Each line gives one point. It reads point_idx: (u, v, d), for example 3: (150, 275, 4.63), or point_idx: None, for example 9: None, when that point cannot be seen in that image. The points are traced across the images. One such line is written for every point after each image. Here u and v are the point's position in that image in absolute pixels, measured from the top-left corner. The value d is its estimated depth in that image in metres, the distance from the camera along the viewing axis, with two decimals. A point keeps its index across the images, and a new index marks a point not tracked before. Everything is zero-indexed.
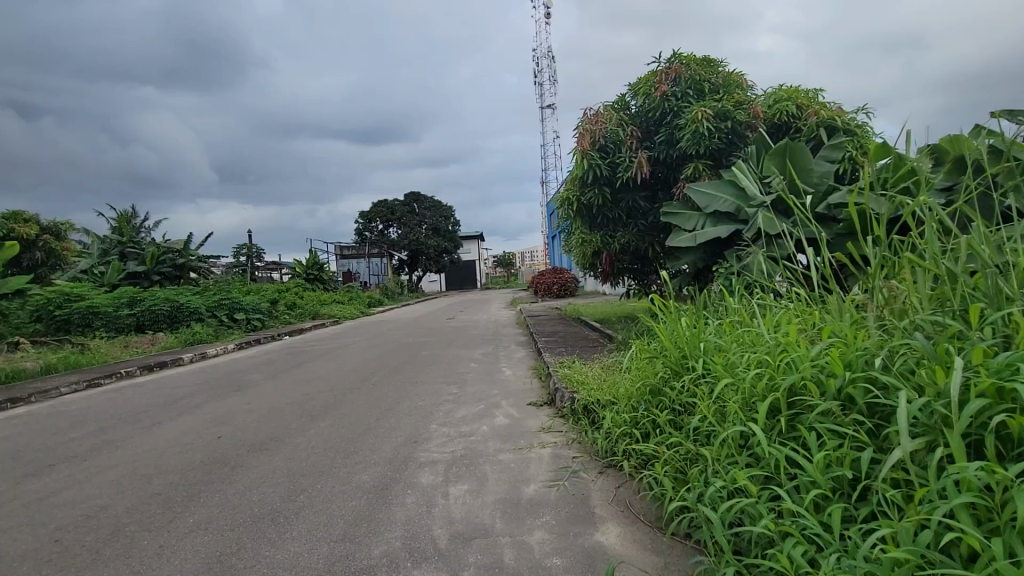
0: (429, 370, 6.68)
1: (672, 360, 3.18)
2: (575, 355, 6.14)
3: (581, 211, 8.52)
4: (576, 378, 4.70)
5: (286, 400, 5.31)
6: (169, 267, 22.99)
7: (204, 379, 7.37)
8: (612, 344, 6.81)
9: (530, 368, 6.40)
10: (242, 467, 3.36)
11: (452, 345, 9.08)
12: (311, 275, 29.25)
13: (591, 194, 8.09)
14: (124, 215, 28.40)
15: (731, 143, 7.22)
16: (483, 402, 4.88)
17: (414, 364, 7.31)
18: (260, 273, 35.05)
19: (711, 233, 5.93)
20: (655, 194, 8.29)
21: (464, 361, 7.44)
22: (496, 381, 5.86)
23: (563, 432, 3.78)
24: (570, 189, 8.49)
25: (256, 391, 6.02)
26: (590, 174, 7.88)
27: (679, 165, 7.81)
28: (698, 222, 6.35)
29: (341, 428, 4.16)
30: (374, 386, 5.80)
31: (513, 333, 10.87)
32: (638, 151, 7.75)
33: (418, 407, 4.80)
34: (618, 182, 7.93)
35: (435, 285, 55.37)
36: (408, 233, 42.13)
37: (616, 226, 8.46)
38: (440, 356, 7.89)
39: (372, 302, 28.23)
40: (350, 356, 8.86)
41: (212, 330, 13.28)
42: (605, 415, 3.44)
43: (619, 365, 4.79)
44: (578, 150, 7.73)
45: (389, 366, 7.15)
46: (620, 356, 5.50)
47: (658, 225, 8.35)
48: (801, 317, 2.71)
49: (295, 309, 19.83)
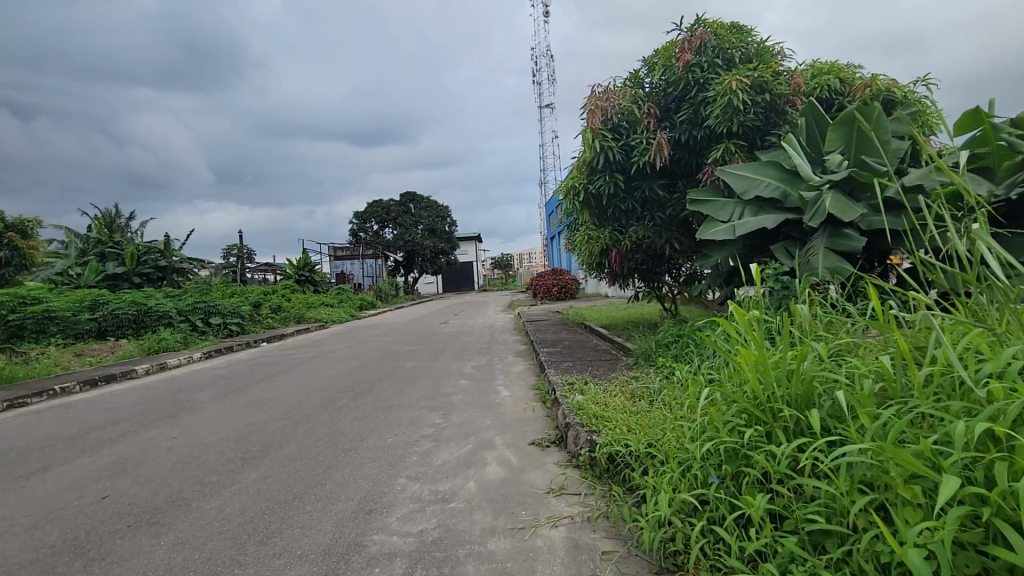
0: (410, 390, 5.55)
1: (756, 405, 2.08)
2: (586, 374, 5.01)
3: (589, 202, 7.42)
4: (593, 410, 3.58)
5: (222, 433, 4.18)
6: (150, 269, 21.82)
7: (144, 399, 6.21)
8: (629, 360, 5.70)
9: (532, 389, 5.28)
10: (104, 563, 2.25)
11: (441, 356, 7.96)
12: (302, 277, 28.16)
13: (601, 182, 6.98)
14: (108, 216, 27.36)
15: (768, 120, 6.10)
16: (472, 439, 3.75)
17: (394, 380, 6.18)
18: (250, 275, 33.89)
19: (753, 224, 4.82)
20: (675, 183, 7.18)
21: (454, 377, 6.32)
22: (490, 406, 4.73)
23: (581, 495, 2.66)
24: (576, 177, 7.38)
25: (194, 417, 4.89)
26: (600, 158, 6.76)
27: (705, 148, 6.70)
28: (733, 211, 5.23)
29: (275, 485, 3.03)
30: (338, 413, 4.67)
31: (512, 340, 9.74)
32: (657, 131, 6.65)
33: (386, 447, 3.68)
34: (633, 168, 6.82)
35: (432, 287, 54.29)
36: (404, 234, 41.00)
37: (629, 219, 7.35)
38: (427, 371, 6.78)
39: (365, 304, 27.09)
40: (325, 367, 7.72)
41: (182, 337, 12.12)
42: (647, 479, 2.33)
43: (648, 395, 3.70)
44: (587, 131, 6.62)
45: (364, 383, 6.03)
46: (645, 378, 4.39)
47: (677, 219, 7.25)
48: (992, 340, 1.67)
49: (281, 313, 18.69)
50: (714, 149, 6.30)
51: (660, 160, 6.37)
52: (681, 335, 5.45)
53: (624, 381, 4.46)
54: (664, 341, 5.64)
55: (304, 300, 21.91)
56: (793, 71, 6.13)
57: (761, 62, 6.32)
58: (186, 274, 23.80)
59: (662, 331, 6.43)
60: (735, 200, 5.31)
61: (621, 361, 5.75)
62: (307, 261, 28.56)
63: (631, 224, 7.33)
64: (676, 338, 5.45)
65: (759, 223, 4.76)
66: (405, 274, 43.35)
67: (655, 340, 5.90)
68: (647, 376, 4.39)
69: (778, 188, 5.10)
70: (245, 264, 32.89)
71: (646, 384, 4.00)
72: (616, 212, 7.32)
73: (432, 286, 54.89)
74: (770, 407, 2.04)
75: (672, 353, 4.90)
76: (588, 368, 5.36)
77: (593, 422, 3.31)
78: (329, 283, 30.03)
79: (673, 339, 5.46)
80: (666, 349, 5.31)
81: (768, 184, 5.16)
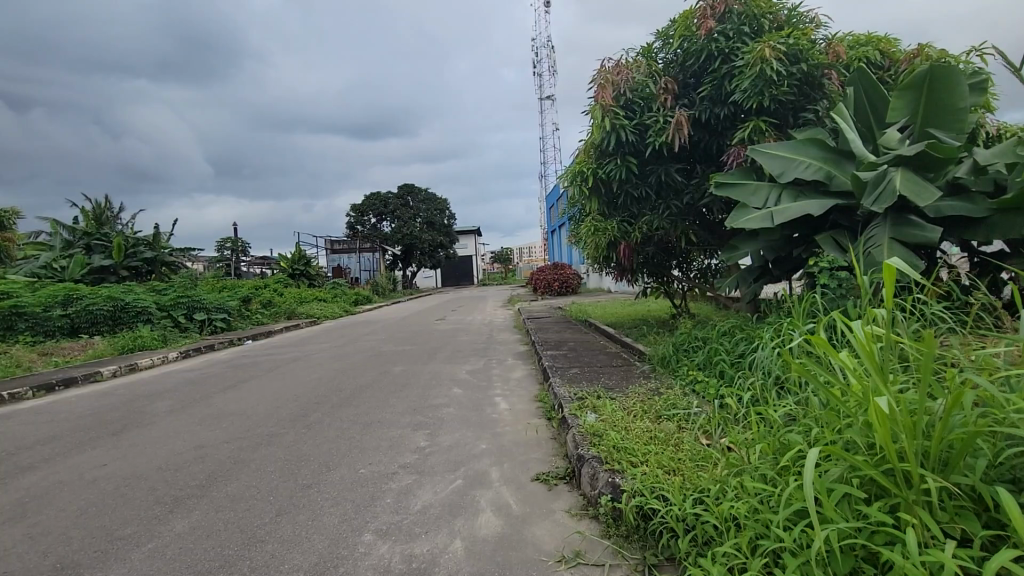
0: (394, 401, 4.84)
1: (884, 476, 1.41)
2: (597, 386, 4.31)
3: (599, 188, 6.69)
4: (611, 437, 2.88)
5: (164, 459, 3.50)
6: (138, 262, 21.08)
7: (96, 408, 5.51)
8: (643, 368, 5.00)
9: (534, 401, 4.58)
10: None
11: (433, 359, 7.25)
12: (296, 271, 27.46)
13: (612, 166, 6.26)
14: (96, 208, 26.62)
15: (802, 95, 5.37)
16: (462, 472, 3.05)
17: (378, 388, 5.47)
18: (244, 268, 33.16)
19: (794, 210, 4.11)
20: (693, 166, 6.46)
21: (446, 384, 5.62)
22: (485, 424, 4.02)
23: (605, 567, 1.98)
24: (584, 161, 6.65)
25: (140, 436, 4.18)
26: (611, 139, 6.04)
27: (728, 128, 5.98)
28: (767, 195, 4.52)
29: (201, 544, 2.33)
30: (305, 433, 3.97)
31: (511, 339, 9.05)
32: (675, 109, 5.92)
33: (355, 482, 2.98)
34: (648, 150, 6.10)
35: (430, 281, 53.59)
36: (402, 227, 40.22)
37: (642, 207, 6.65)
38: (418, 376, 6.07)
39: (361, 299, 26.34)
40: (305, 370, 7.01)
41: (161, 334, 11.41)
42: (706, 565, 1.67)
43: (679, 423, 3.03)
44: (597, 107, 5.88)
45: (344, 392, 5.33)
46: (669, 394, 3.70)
47: (695, 208, 6.56)
48: None
49: (271, 308, 17.96)
50: (740, 128, 5.57)
51: (680, 139, 5.65)
52: (706, 341, 4.76)
53: (646, 397, 3.76)
54: (685, 347, 4.95)
55: (296, 295, 21.19)
56: (831, 39, 5.37)
57: (794, 29, 5.56)
58: (175, 267, 23.07)
59: (678, 334, 5.74)
60: (769, 183, 4.60)
61: (634, 367, 5.06)
62: (301, 255, 27.84)
63: (644, 212, 6.63)
64: (699, 344, 4.76)
65: (803, 209, 4.04)
66: (403, 268, 42.57)
67: (673, 346, 5.22)
68: (672, 392, 3.70)
69: (820, 169, 4.39)
70: (239, 257, 32.17)
71: (682, 407, 3.33)
72: (628, 199, 6.59)
73: (431, 280, 54.19)
74: (907, 479, 1.38)
75: (698, 363, 4.20)
76: (597, 378, 4.66)
77: (614, 457, 2.60)
78: (324, 277, 29.31)
79: (696, 345, 4.77)
80: (688, 358, 4.62)
81: (809, 164, 4.45)
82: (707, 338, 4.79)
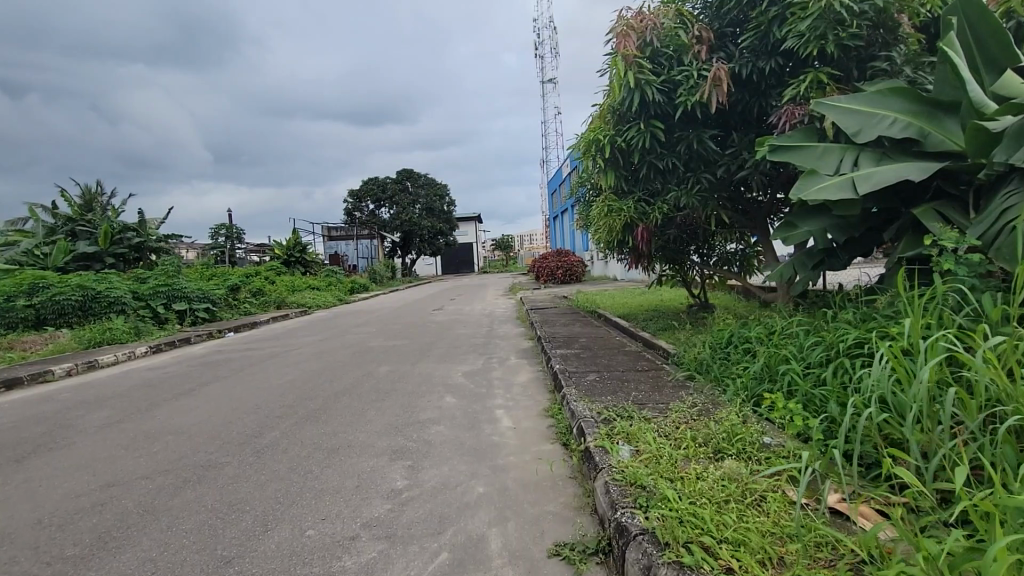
0: (372, 416, 3.94)
1: None
2: (625, 400, 3.43)
3: (617, 159, 5.74)
4: (669, 495, 1.97)
5: (51, 507, 2.62)
6: (125, 249, 20.24)
7: (21, 419, 4.62)
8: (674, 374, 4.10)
9: (544, 418, 3.68)
10: None
11: (426, 357, 6.36)
12: (291, 258, 26.66)
13: (634, 133, 5.32)
14: (85, 193, 25.81)
15: (870, 41, 4.41)
16: (448, 539, 2.15)
17: (357, 396, 4.57)
18: (238, 255, 32.22)
19: (886, 175, 3.17)
20: (729, 132, 5.55)
21: (437, 391, 4.72)
22: (483, 452, 3.12)
23: None
24: (600, 128, 5.70)
25: (43, 464, 3.29)
26: (634, 99, 5.08)
27: (774, 85, 5.07)
28: (840, 159, 3.60)
29: None
30: (251, 465, 3.08)
31: (515, 333, 8.16)
32: (711, 63, 4.98)
33: (293, 555, 2.09)
34: (677, 113, 5.15)
35: (430, 269, 52.70)
36: (401, 213, 39.24)
37: (667, 181, 5.75)
38: (406, 380, 5.18)
39: (356, 287, 25.43)
40: (279, 369, 6.12)
41: (135, 326, 10.55)
42: None
43: (764, 476, 2.17)
44: (619, 60, 4.92)
45: (314, 401, 4.44)
46: (728, 416, 2.83)
47: (729, 182, 5.68)
48: None
49: (260, 297, 17.12)
50: (793, 82, 4.65)
51: (720, 98, 4.75)
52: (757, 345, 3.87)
53: (693, 420, 2.88)
54: (728, 353, 4.06)
55: (289, 283, 20.29)
56: None
57: None
58: (164, 253, 22.18)
59: (712, 333, 4.85)
60: (841, 145, 3.67)
61: (663, 373, 4.16)
62: (296, 242, 26.91)
63: (670, 187, 5.73)
64: (748, 348, 3.87)
65: (897, 176, 3.13)
66: (402, 255, 41.63)
67: (710, 348, 4.35)
68: (729, 416, 2.83)
69: (910, 125, 3.46)
70: (234, 244, 31.29)
71: (743, 438, 2.53)
72: (651, 172, 5.68)
73: (431, 267, 53.22)
74: None
75: (755, 376, 3.33)
76: (622, 388, 3.76)
77: (680, 539, 1.71)
78: (320, 265, 28.39)
79: (745, 351, 3.88)
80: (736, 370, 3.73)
81: (895, 119, 3.51)
82: (758, 341, 3.91)
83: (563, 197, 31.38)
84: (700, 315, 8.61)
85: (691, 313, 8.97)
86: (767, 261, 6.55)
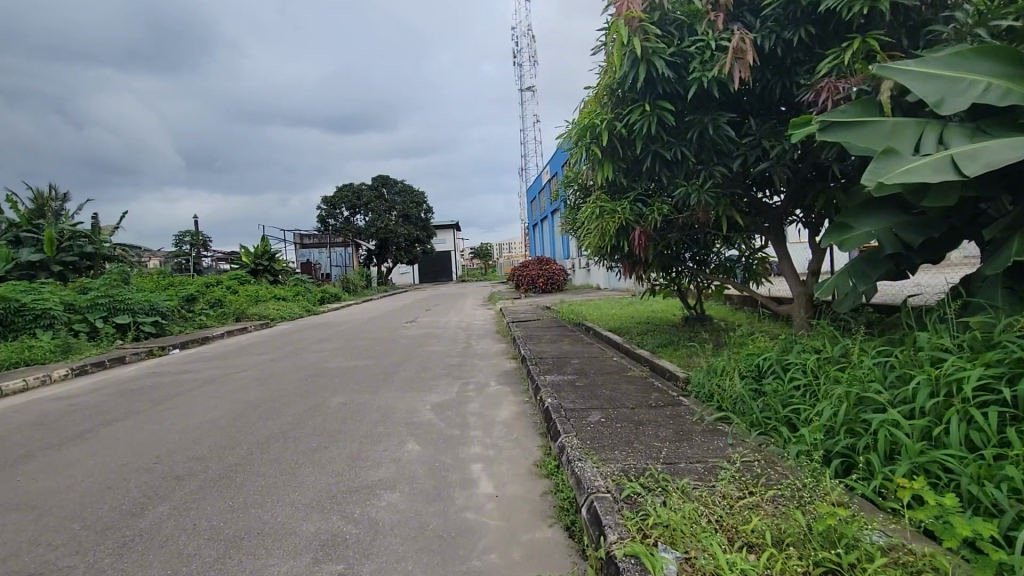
0: (304, 477, 2.94)
1: None
2: (647, 459, 2.52)
3: (616, 150, 4.88)
4: None
5: None
6: (74, 257, 18.68)
7: None
8: (700, 416, 3.18)
9: (538, 482, 2.73)
10: None
11: (390, 384, 5.35)
12: (258, 267, 25.26)
13: (636, 115, 4.47)
14: (36, 197, 24.13)
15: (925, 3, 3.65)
16: None
17: (292, 442, 3.55)
18: (203, 263, 30.56)
19: (998, 154, 2.37)
20: (745, 117, 4.74)
21: (398, 432, 3.74)
22: (451, 545, 2.16)
23: None
24: (594, 112, 4.84)
25: None
26: (639, 74, 4.24)
27: (801, 61, 4.31)
28: (919, 137, 2.80)
29: None
30: (106, 574, 2.07)
31: (495, 350, 7.22)
32: (729, 31, 4.17)
33: None
34: (689, 91, 4.32)
35: (407, 278, 51.46)
36: (377, 220, 38.00)
37: (672, 177, 4.91)
38: (361, 416, 4.16)
39: (327, 297, 24.12)
40: (209, 400, 5.04)
41: (63, 343, 9.26)
42: None
43: None
44: (622, 24, 4.05)
45: (235, 452, 3.41)
46: (815, 502, 1.95)
47: (745, 176, 4.89)
48: None
49: (219, 309, 15.80)
50: (830, 54, 3.88)
51: (743, 75, 3.96)
52: (811, 384, 3.00)
53: (766, 508, 1.97)
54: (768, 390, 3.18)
55: (252, 293, 18.94)
56: None
57: None
58: (118, 262, 20.66)
59: (737, 356, 3.97)
60: (916, 119, 2.88)
61: (685, 413, 3.26)
62: (264, 250, 25.56)
63: (675, 183, 4.90)
64: (798, 383, 3.00)
65: (1016, 152, 2.34)
66: (378, 263, 40.36)
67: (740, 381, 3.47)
68: (820, 505, 1.94)
69: (1010, 90, 2.68)
70: (200, 253, 29.69)
71: (852, 540, 1.64)
72: (655, 164, 4.84)
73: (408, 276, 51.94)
74: None
75: (826, 429, 2.46)
76: (639, 438, 2.84)
77: None
78: (290, 273, 26.98)
79: (795, 391, 3.00)
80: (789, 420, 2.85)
81: (988, 84, 2.73)
82: (811, 377, 3.05)
83: (545, 205, 30.58)
84: (700, 331, 7.77)
85: (690, 328, 8.13)
86: (781, 270, 5.75)
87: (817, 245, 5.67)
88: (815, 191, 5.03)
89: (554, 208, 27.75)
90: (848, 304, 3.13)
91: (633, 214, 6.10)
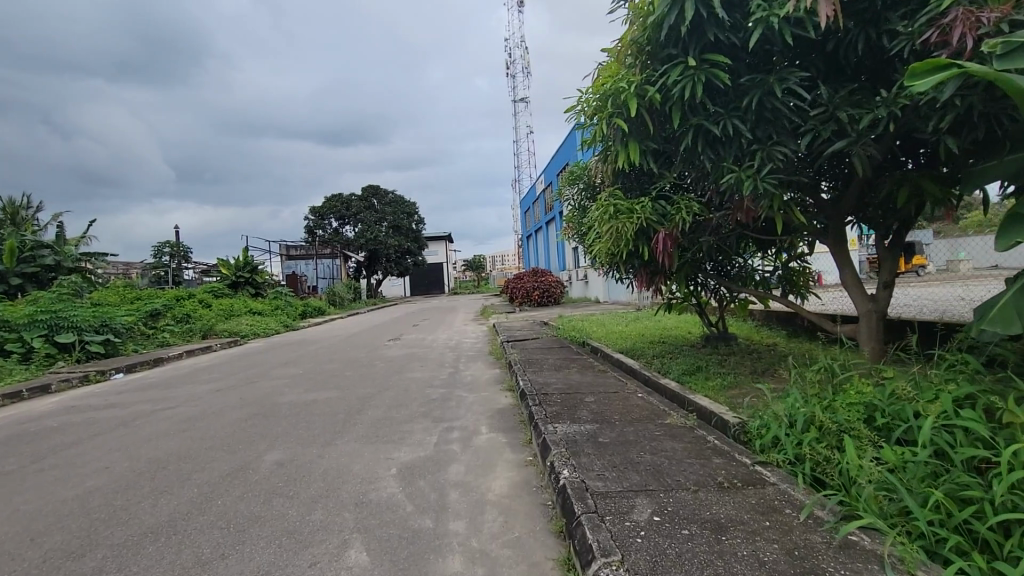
0: None
1: None
2: None
3: (644, 125, 3.77)
4: None
5: None
6: (34, 268, 17.35)
7: None
8: (813, 517, 2.00)
9: None
10: None
11: (349, 430, 4.12)
12: (237, 280, 23.99)
13: (675, 75, 3.38)
14: (6, 205, 23.00)
15: None
16: None
17: (175, 545, 2.32)
18: (183, 275, 29.24)
19: None
20: (813, 82, 3.62)
21: (342, 521, 2.52)
22: None
23: None
24: (618, 75, 3.75)
25: None
26: (684, 16, 3.16)
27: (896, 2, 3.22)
28: None
29: None
30: None
31: (487, 378, 6.02)
32: None
33: None
34: (749, 41, 3.24)
35: (398, 290, 50.46)
36: (366, 231, 36.84)
37: (715, 161, 3.77)
38: (295, 489, 2.94)
39: (309, 312, 22.84)
40: (106, 454, 3.80)
41: None
42: None
43: None
44: None
45: (77, 567, 2.19)
46: None
47: (812, 162, 3.79)
48: None
49: (186, 325, 14.53)
50: None
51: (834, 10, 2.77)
52: (1013, 486, 1.84)
53: None
54: (928, 488, 2.00)
55: (227, 308, 17.59)
56: None
57: None
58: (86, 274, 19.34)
59: (829, 404, 2.81)
60: None
61: (786, 510, 2.08)
62: (246, 261, 24.25)
63: (718, 170, 3.76)
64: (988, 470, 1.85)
65: None
66: (366, 275, 39.12)
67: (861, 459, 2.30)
68: None
69: None
70: (179, 264, 28.36)
71: None
72: (695, 145, 3.73)
73: (398, 288, 50.74)
74: None
75: None
76: (731, 569, 1.68)
77: None
78: (272, 286, 25.66)
79: (991, 499, 1.83)
80: (1005, 561, 1.65)
81: None
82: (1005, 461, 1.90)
83: (539, 215, 29.56)
84: (727, 354, 6.60)
85: (714, 351, 6.95)
86: (842, 283, 4.62)
87: (888, 252, 4.52)
88: (896, 182, 3.93)
89: (549, 217, 26.70)
90: (990, 327, 2.17)
91: (656, 213, 5.14)
